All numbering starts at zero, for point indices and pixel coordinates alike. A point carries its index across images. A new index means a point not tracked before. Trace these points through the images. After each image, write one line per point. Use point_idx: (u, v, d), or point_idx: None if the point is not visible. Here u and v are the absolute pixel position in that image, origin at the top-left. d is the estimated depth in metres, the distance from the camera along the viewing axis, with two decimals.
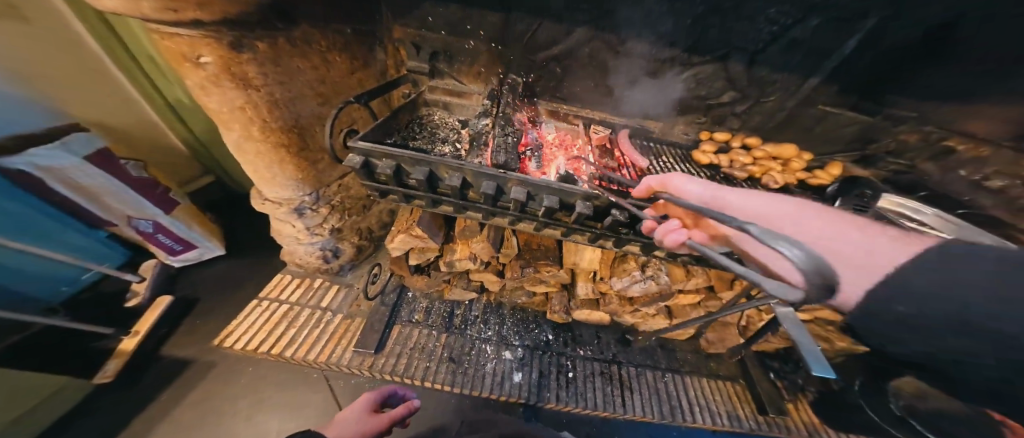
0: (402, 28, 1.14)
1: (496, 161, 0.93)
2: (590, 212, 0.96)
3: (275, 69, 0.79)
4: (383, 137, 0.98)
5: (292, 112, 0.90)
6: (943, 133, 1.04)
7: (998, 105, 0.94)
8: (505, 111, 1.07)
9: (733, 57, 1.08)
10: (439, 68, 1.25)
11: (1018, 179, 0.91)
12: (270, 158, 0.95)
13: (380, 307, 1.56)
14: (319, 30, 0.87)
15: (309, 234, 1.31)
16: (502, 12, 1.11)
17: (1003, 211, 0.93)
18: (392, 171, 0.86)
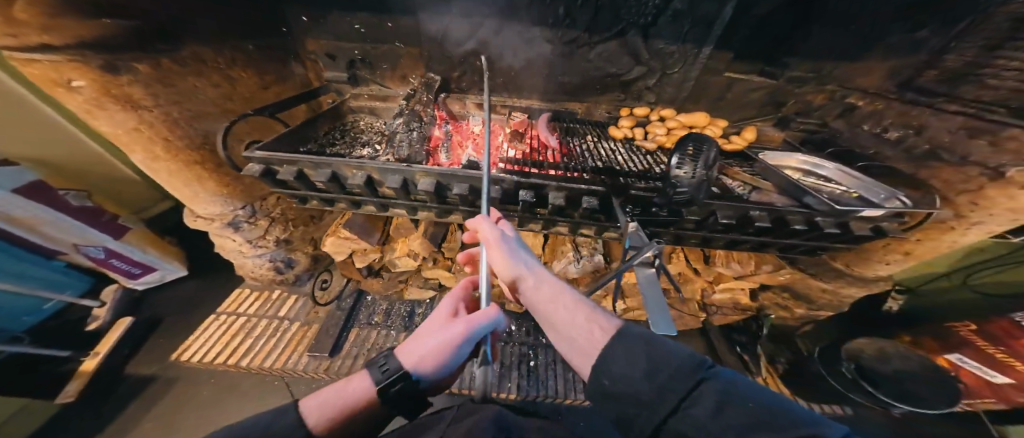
0: (316, 41, 1.17)
1: (400, 155, 0.95)
2: (501, 195, 1.03)
3: (166, 88, 0.85)
4: (296, 147, 1.00)
5: (200, 129, 0.96)
6: (845, 90, 1.11)
7: (884, 61, 1.02)
8: (415, 108, 1.09)
9: (629, 32, 1.14)
10: (360, 75, 1.27)
11: (910, 128, 0.95)
12: (182, 176, 1.00)
13: (337, 312, 1.60)
14: (213, 49, 0.96)
15: (253, 247, 1.33)
16: (410, 15, 1.13)
17: (904, 161, 0.94)
18: (294, 177, 0.88)
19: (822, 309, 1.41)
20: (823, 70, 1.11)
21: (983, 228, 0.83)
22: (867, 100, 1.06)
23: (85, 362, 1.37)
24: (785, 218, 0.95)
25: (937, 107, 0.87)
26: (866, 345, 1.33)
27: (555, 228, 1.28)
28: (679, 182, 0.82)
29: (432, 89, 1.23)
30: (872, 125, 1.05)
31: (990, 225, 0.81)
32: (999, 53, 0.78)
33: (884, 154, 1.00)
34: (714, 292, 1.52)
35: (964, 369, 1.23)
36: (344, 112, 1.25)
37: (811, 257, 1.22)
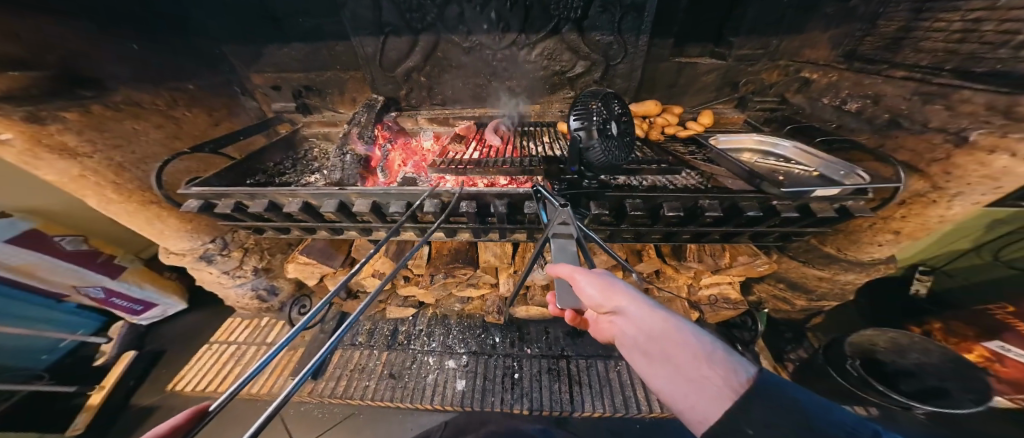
0: (260, 74, 1.35)
1: (334, 179, 1.00)
2: (439, 208, 0.99)
3: (102, 134, 0.93)
4: (241, 180, 1.05)
5: (145, 172, 1.04)
6: (798, 65, 1.21)
7: (826, 30, 1.11)
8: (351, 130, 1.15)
9: (563, 28, 1.18)
10: (310, 103, 1.43)
11: (867, 98, 0.96)
12: (141, 216, 1.06)
13: (320, 334, 1.64)
14: (145, 92, 1.08)
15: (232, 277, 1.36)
16: (343, 40, 1.24)
17: (868, 131, 0.94)
18: (232, 209, 0.90)
19: (824, 300, 1.24)
20: (771, 45, 1.19)
21: (966, 200, 0.74)
22: (821, 72, 1.14)
23: (92, 395, 1.48)
24: (738, 204, 0.93)
25: (887, 74, 0.92)
26: (877, 337, 1.17)
27: (512, 236, 1.25)
28: (589, 138, 0.89)
29: (374, 110, 1.29)
30: (832, 98, 1.08)
31: (973, 196, 0.72)
32: (921, 16, 0.89)
33: (847, 126, 1.01)
34: (702, 287, 1.39)
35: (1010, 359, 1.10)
36: (298, 140, 1.34)
37: (788, 242, 1.12)
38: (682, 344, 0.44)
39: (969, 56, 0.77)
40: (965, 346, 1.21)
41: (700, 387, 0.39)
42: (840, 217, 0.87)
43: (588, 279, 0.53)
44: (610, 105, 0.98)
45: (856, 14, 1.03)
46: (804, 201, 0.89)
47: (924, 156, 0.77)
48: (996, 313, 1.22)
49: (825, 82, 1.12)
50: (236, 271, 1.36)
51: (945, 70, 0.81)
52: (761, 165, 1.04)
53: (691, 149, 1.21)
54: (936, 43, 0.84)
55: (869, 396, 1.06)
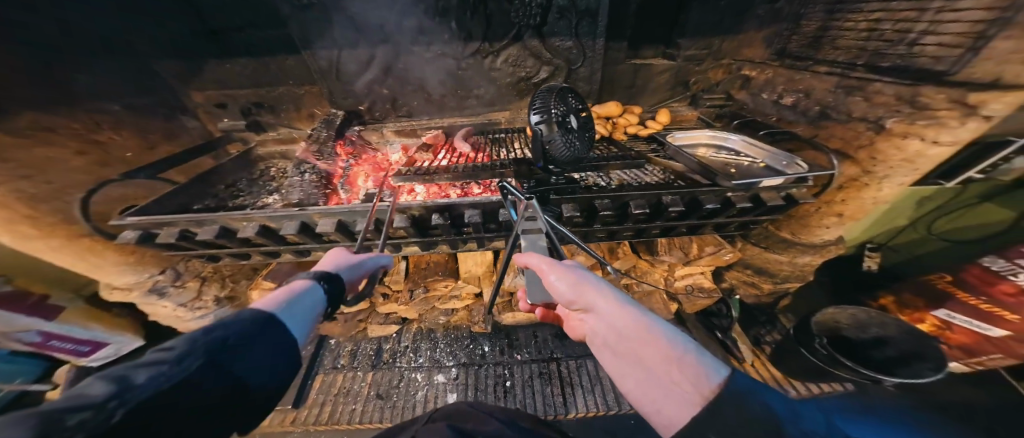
0: (201, 92, 1.29)
1: (292, 200, 0.96)
2: (411, 223, 0.98)
3: (4, 164, 0.82)
4: (189, 206, 0.98)
5: (67, 202, 0.95)
6: (737, 63, 1.30)
7: (759, 31, 1.21)
8: (308, 149, 1.15)
9: (524, 35, 1.20)
10: (263, 120, 1.40)
11: (799, 93, 1.07)
12: (62, 256, 1.00)
13: (297, 360, 1.53)
14: (61, 116, 0.94)
15: (190, 309, 1.26)
16: (294, 55, 1.23)
17: (804, 123, 1.03)
18: (176, 238, 0.85)
19: (788, 281, 1.29)
20: (713, 45, 1.27)
21: (894, 181, 0.84)
22: (758, 70, 1.24)
23: None
24: (698, 198, 0.97)
25: (813, 70, 1.04)
26: (840, 314, 1.24)
27: (491, 244, 1.23)
28: (547, 131, 0.93)
29: (332, 124, 1.28)
30: (770, 93, 1.18)
31: (898, 178, 0.83)
32: (835, 16, 1.00)
33: (787, 119, 1.10)
34: (677, 278, 1.40)
35: (958, 326, 1.22)
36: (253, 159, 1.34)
37: (749, 230, 1.17)
38: (653, 345, 0.41)
39: (874, 53, 0.90)
40: (920, 317, 1.33)
41: (667, 392, 0.37)
42: (788, 205, 0.94)
43: (559, 274, 0.53)
44: (567, 100, 1.04)
45: (783, 16, 1.15)
46: (755, 190, 0.94)
47: (851, 141, 0.88)
48: (937, 283, 1.29)
49: (762, 78, 1.22)
50: (195, 302, 1.26)
51: (858, 65, 0.94)
52: (715, 159, 1.08)
53: (653, 147, 1.24)
54: (850, 40, 0.96)
55: (841, 373, 1.11)
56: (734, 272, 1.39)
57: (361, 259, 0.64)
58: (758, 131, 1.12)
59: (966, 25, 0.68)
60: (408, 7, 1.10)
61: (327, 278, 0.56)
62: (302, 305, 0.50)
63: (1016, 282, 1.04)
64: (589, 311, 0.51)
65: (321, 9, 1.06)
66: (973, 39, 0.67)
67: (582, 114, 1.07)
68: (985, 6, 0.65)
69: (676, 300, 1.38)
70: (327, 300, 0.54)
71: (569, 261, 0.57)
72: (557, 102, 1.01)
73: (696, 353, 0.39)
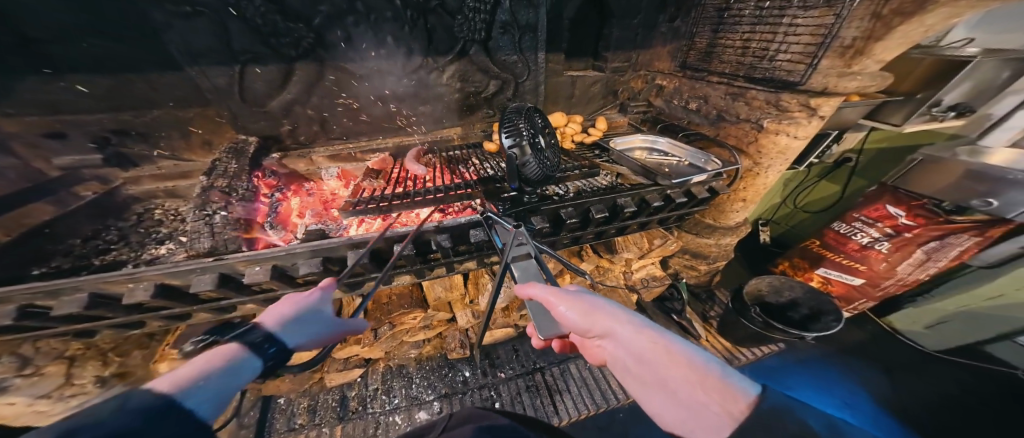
0: (14, 118, 0.92)
1: (199, 249, 0.79)
2: (369, 257, 0.91)
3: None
4: (20, 273, 0.75)
5: None
6: (651, 74, 1.48)
7: (665, 46, 1.41)
8: (217, 184, 0.96)
9: (470, 49, 1.23)
10: (131, 152, 1.10)
11: (699, 98, 1.26)
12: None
13: (239, 432, 1.30)
14: None
15: (58, 401, 0.86)
16: (173, 71, 1.02)
17: (706, 125, 1.22)
18: (15, 316, 0.64)
19: (717, 260, 1.47)
20: (632, 59, 1.43)
21: (774, 169, 1.04)
22: (667, 80, 1.43)
23: None
24: (645, 197, 1.06)
25: (708, 80, 1.24)
26: (761, 283, 1.46)
27: (462, 266, 1.20)
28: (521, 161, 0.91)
29: (246, 154, 1.13)
30: (679, 100, 1.36)
31: (776, 167, 1.03)
32: (719, 34, 1.19)
33: (694, 122, 1.27)
34: (633, 271, 1.51)
35: (835, 280, 1.50)
36: (122, 202, 1.08)
37: (684, 221, 1.32)
38: (679, 367, 0.44)
39: (750, 67, 1.08)
40: (809, 276, 1.58)
41: (693, 412, 0.40)
42: (711, 197, 1.10)
43: (568, 305, 0.55)
44: (533, 119, 1.07)
45: (681, 33, 1.35)
46: (687, 187, 1.07)
47: (743, 139, 1.07)
48: (812, 247, 1.54)
49: (671, 87, 1.41)
50: (62, 391, 0.87)
51: (739, 76, 1.12)
52: (650, 160, 1.19)
53: (597, 153, 1.33)
54: (731, 55, 1.15)
55: (775, 334, 1.29)
56: (676, 257, 1.54)
57: (332, 315, 0.52)
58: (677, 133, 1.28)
59: (801, 46, 0.92)
60: (333, 18, 1.04)
61: (274, 341, 0.43)
62: (224, 385, 0.37)
63: (859, 241, 1.35)
64: (606, 337, 0.53)
65: (211, 16, 0.94)
66: (809, 56, 0.89)
67: (545, 132, 1.11)
68: (810, 33, 0.89)
69: (636, 291, 1.47)
70: (266, 369, 0.41)
71: (573, 287, 0.59)
72: (525, 121, 1.03)
73: (720, 369, 0.43)
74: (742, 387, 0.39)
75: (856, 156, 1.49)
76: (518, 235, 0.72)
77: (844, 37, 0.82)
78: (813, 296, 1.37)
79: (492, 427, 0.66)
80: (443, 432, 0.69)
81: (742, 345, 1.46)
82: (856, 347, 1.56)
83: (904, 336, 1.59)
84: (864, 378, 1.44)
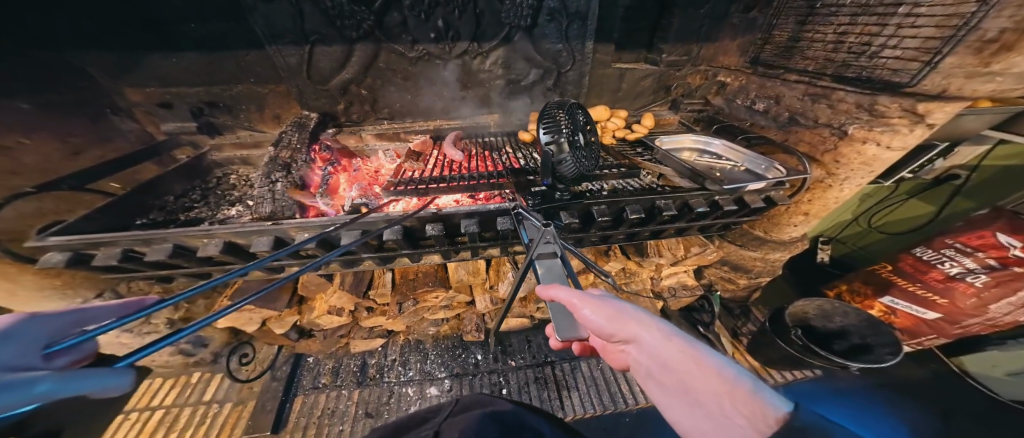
0: (139, 90, 1.13)
1: (262, 213, 0.86)
2: (402, 234, 0.93)
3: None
4: (128, 223, 0.86)
5: None
6: (713, 69, 1.39)
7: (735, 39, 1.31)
8: (279, 155, 1.03)
9: (515, 36, 1.21)
10: (217, 122, 1.26)
11: (772, 99, 1.16)
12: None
13: (272, 383, 1.41)
14: None
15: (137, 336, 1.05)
16: (257, 49, 1.13)
17: (773, 127, 1.14)
18: (119, 257, 0.73)
19: (761, 275, 1.37)
20: (692, 52, 1.36)
21: (852, 183, 0.93)
22: (733, 77, 1.33)
23: None
24: (688, 202, 1.00)
25: (784, 77, 1.13)
26: (808, 305, 1.33)
27: (486, 253, 1.21)
28: (557, 158, 0.90)
29: (307, 128, 1.20)
30: (743, 99, 1.28)
31: (856, 180, 0.92)
32: (806, 27, 1.09)
33: (759, 124, 1.19)
34: (662, 277, 1.45)
35: (900, 310, 1.36)
36: (206, 167, 1.20)
37: (728, 230, 1.23)
38: (707, 380, 0.41)
39: (842, 64, 0.98)
40: (868, 304, 1.44)
41: (717, 424, 0.37)
42: (767, 207, 1.00)
43: (592, 308, 0.52)
44: (576, 115, 1.02)
45: (757, 26, 1.22)
46: (739, 194, 1.00)
47: (818, 146, 0.97)
48: (879, 271, 1.40)
49: (737, 84, 1.31)
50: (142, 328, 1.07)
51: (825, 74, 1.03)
52: (700, 162, 1.13)
53: (639, 150, 1.28)
54: (818, 51, 1.05)
55: (814, 361, 1.21)
56: (710, 268, 1.47)
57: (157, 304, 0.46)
58: (735, 135, 1.18)
59: (921, 41, 0.78)
60: (390, 2, 1.06)
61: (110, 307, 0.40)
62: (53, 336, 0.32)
63: (945, 270, 1.19)
64: (631, 342, 0.51)
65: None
66: (930, 53, 0.76)
67: (588, 130, 1.05)
68: (936, 24, 0.75)
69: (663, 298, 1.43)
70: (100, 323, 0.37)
71: (597, 291, 0.56)
72: (567, 117, 0.98)
73: (752, 381, 0.39)
74: (776, 403, 0.36)
75: (966, 174, 1.27)
76: (546, 234, 0.71)
77: (987, 29, 0.65)
78: (873, 328, 1.24)
79: (496, 413, 0.68)
80: (445, 418, 0.70)
81: (773, 367, 1.37)
82: (913, 387, 1.41)
83: (976, 381, 1.40)
84: (912, 419, 1.31)
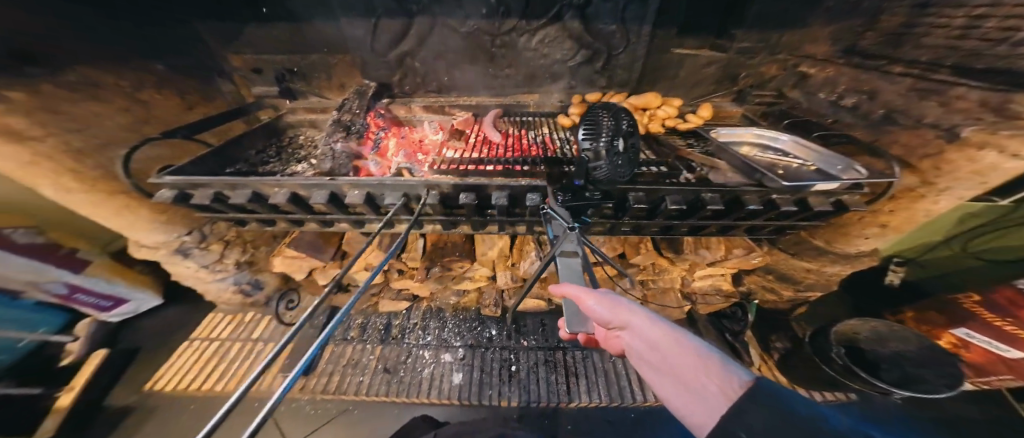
0: (239, 56, 1.23)
1: (323, 169, 0.92)
2: (439, 200, 0.96)
3: (56, 116, 0.79)
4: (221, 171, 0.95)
5: (112, 156, 0.92)
6: (795, 59, 1.25)
7: (825, 26, 1.16)
8: (345, 119, 1.09)
9: (566, 14, 1.15)
10: (295, 88, 1.33)
11: (863, 94, 1.02)
12: (109, 205, 0.94)
13: (310, 329, 1.55)
14: (110, 72, 0.93)
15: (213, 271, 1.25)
16: (329, 21, 1.16)
17: (860, 127, 1.02)
18: (211, 199, 0.82)
19: (810, 289, 1.28)
20: (772, 39, 1.24)
21: (953, 194, 0.81)
22: (818, 68, 1.17)
23: (63, 397, 1.30)
24: (739, 197, 0.93)
25: (886, 69, 0.95)
26: (859, 326, 1.27)
27: (512, 229, 1.21)
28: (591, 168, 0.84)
29: (366, 96, 1.24)
30: (827, 93, 1.14)
31: (959, 191, 0.79)
32: (927, 11, 0.91)
33: (843, 121, 1.07)
34: (694, 278, 1.42)
35: (974, 345, 1.23)
36: (283, 127, 1.27)
37: (783, 235, 1.14)
38: (691, 358, 0.41)
39: (971, 54, 0.80)
40: (937, 334, 1.34)
41: (700, 401, 0.37)
42: (835, 212, 0.92)
43: (597, 299, 0.52)
44: (618, 120, 0.84)
45: (861, 9, 1.06)
46: (802, 195, 0.91)
47: (918, 148, 0.85)
48: (963, 301, 1.27)
49: (822, 76, 1.15)
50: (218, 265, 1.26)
51: (947, 66, 0.85)
52: (761, 158, 1.05)
53: (692, 142, 1.21)
54: (938, 39, 0.88)
55: (852, 383, 1.14)
56: (753, 275, 1.40)
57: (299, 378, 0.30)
58: (810, 131, 1.07)
59: None
60: None
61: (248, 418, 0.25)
62: None
63: None
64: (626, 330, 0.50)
65: None
66: None
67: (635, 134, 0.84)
68: None
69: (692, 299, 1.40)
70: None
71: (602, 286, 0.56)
72: (608, 121, 0.85)
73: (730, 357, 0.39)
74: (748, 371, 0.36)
75: None
76: (569, 235, 0.70)
77: None
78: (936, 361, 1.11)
79: None
80: None
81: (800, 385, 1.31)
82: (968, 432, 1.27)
83: None
84: None
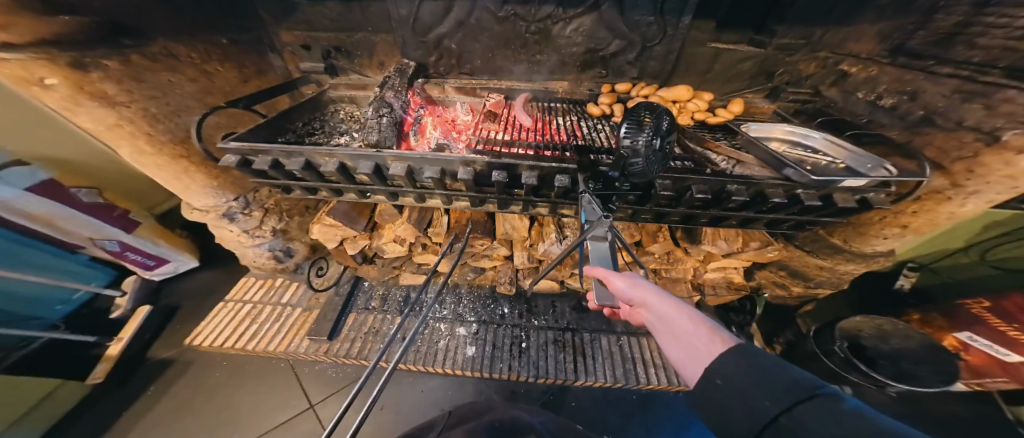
0: (291, 32, 1.28)
1: (371, 140, 0.97)
2: (473, 177, 0.99)
3: (139, 84, 0.89)
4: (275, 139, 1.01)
5: (181, 122, 1.01)
6: (836, 57, 1.24)
7: (872, 25, 1.12)
8: (384, 95, 1.12)
9: (604, 3, 1.15)
10: (338, 65, 1.39)
11: (903, 95, 1.02)
12: (174, 167, 1.04)
13: (335, 297, 1.63)
14: (182, 44, 1.02)
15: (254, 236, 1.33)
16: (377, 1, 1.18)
17: (895, 128, 1.02)
18: (269, 165, 0.87)
19: (820, 287, 1.31)
20: (814, 36, 1.22)
21: (981, 197, 0.82)
22: (859, 65, 1.17)
23: (113, 346, 1.48)
24: (764, 190, 0.95)
25: (932, 70, 0.93)
26: (865, 323, 1.30)
27: (535, 209, 1.26)
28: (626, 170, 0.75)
29: (405, 75, 1.27)
30: (866, 93, 1.13)
31: (987, 194, 0.80)
32: (987, 10, 0.85)
33: (878, 122, 1.07)
34: (707, 270, 1.44)
35: (973, 348, 1.24)
36: (324, 102, 1.32)
37: (800, 231, 1.16)
38: (692, 324, 0.52)
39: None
40: (940, 336, 1.35)
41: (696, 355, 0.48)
42: (858, 208, 0.94)
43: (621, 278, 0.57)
44: (661, 121, 0.73)
45: (914, 8, 1.02)
46: (829, 190, 0.92)
47: (949, 152, 0.85)
48: (970, 306, 1.31)
49: (863, 75, 1.16)
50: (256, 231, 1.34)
51: (997, 67, 0.80)
52: (792, 154, 1.07)
53: (719, 135, 1.22)
54: (995, 39, 0.82)
55: (852, 377, 1.20)
56: (767, 270, 1.44)
57: None
58: (843, 131, 1.09)
59: None
60: None
61: None
62: None
63: None
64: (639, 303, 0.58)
65: None
66: None
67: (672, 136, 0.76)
68: None
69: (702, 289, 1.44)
70: None
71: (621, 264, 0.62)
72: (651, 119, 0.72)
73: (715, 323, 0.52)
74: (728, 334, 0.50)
75: None
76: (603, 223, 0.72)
77: None
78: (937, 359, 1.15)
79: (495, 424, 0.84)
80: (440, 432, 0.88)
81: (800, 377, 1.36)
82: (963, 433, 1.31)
83: None
84: None
